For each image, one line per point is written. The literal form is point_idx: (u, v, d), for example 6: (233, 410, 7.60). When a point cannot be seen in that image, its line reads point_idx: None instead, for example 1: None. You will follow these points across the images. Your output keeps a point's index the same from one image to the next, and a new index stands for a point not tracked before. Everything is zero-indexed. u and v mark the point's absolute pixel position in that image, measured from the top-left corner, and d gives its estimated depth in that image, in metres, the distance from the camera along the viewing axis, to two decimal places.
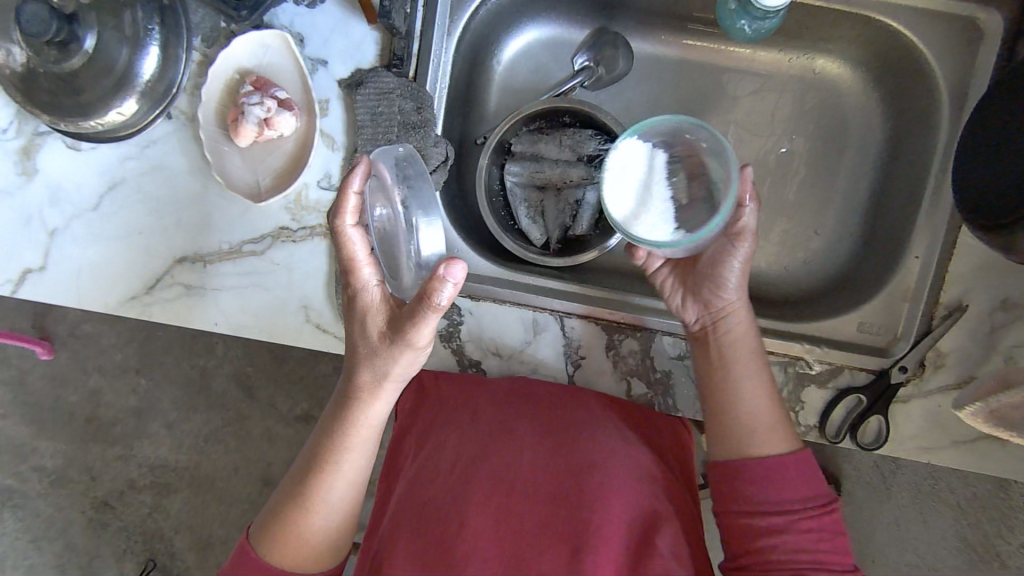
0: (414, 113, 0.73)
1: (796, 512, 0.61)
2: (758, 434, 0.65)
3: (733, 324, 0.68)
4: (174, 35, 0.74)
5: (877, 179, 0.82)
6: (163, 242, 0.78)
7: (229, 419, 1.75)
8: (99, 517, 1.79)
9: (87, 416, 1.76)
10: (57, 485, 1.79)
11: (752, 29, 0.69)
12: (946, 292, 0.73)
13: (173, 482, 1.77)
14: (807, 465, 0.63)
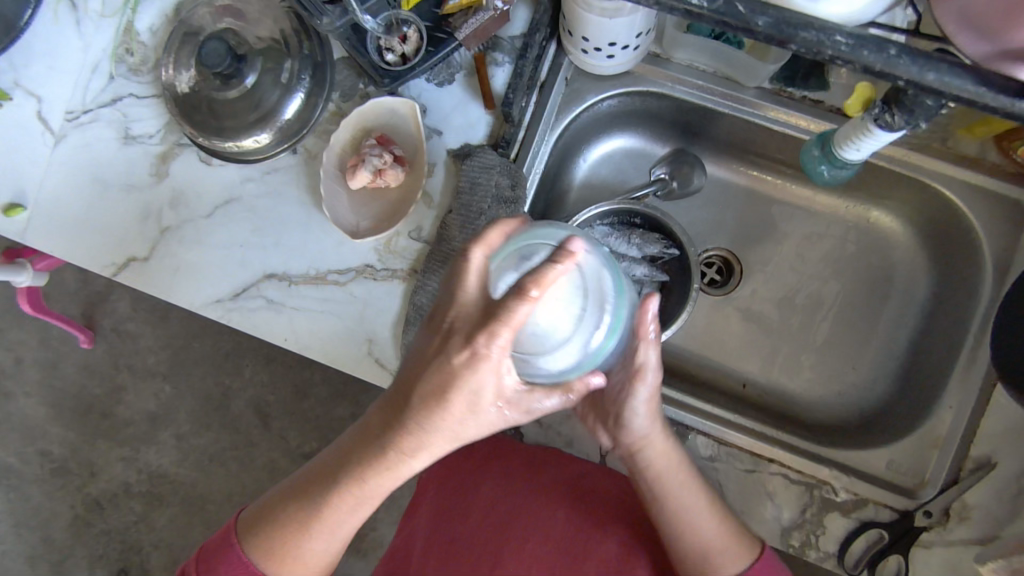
0: (508, 189, 0.81)
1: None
2: (711, 558, 0.67)
3: (646, 459, 0.70)
4: (319, 86, 0.84)
5: (916, 329, 0.87)
6: (258, 258, 0.86)
7: (237, 443, 1.76)
8: (86, 516, 1.78)
9: (104, 412, 1.80)
10: (55, 474, 1.80)
11: (830, 173, 0.79)
12: (975, 447, 0.76)
13: (167, 495, 1.77)
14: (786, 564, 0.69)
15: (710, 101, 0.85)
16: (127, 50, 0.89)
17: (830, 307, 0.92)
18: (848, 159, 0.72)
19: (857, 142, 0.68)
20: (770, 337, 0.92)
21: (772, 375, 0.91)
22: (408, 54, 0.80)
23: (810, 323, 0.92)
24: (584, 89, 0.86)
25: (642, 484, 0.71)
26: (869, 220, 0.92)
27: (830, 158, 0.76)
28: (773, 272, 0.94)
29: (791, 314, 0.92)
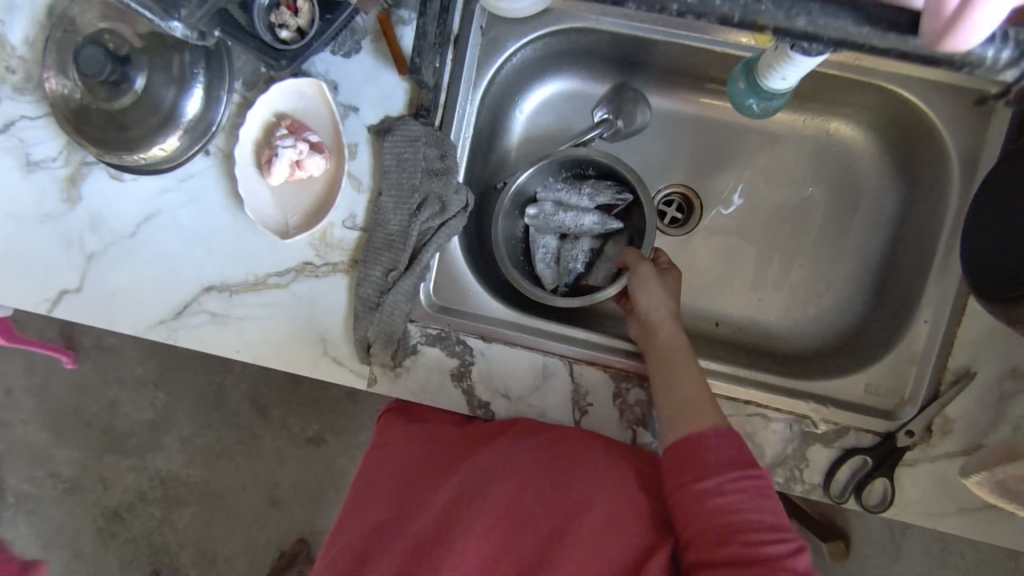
0: (437, 160, 0.76)
1: (717, 481, 0.61)
2: (686, 412, 0.67)
3: (662, 333, 0.74)
4: (217, 78, 0.77)
5: (889, 241, 0.84)
6: (194, 272, 0.82)
7: (241, 437, 1.73)
8: (108, 529, 1.75)
9: (105, 427, 1.75)
10: (71, 493, 1.76)
11: (760, 108, 0.73)
12: (954, 359, 0.73)
13: (184, 496, 1.74)
14: (729, 442, 0.64)
15: (641, 29, 0.78)
16: (8, 69, 0.82)
17: (800, 229, 0.87)
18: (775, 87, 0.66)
19: (781, 67, 0.62)
20: (740, 270, 0.88)
21: (746, 310, 0.87)
22: (302, 28, 0.73)
23: (781, 249, 0.88)
24: (504, 38, 0.79)
25: (653, 365, 0.73)
26: (830, 131, 0.86)
27: (757, 87, 0.70)
28: (736, 201, 0.89)
29: (764, 242, 0.88)
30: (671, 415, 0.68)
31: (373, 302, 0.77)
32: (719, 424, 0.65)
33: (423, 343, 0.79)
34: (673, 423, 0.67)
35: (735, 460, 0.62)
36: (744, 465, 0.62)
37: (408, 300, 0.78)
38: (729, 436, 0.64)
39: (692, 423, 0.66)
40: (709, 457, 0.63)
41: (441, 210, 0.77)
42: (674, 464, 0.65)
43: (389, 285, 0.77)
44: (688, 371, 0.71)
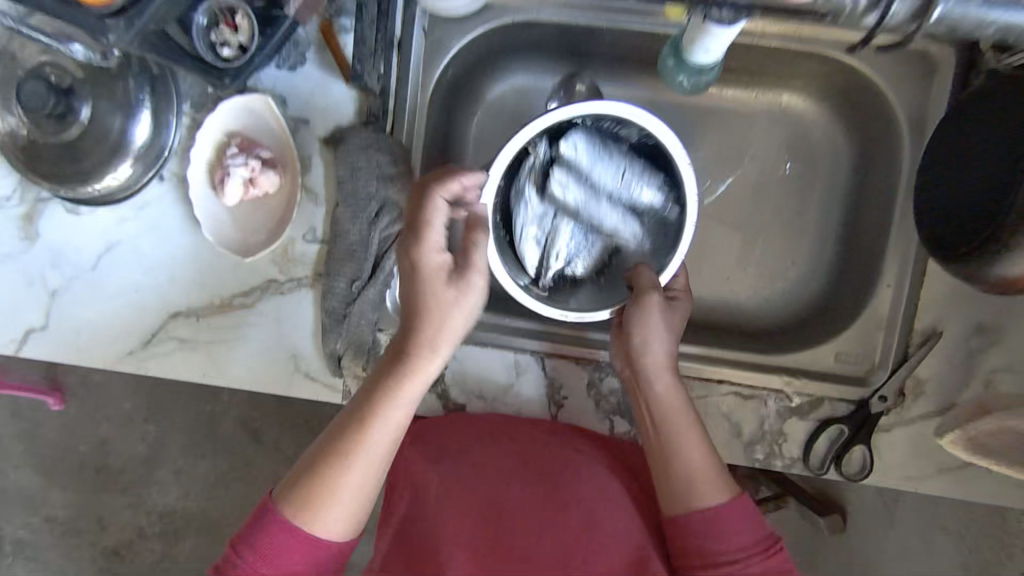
0: (390, 166, 0.76)
1: (742, 563, 0.63)
2: (699, 485, 0.66)
3: (655, 383, 0.69)
4: (164, 102, 0.78)
5: (848, 209, 0.84)
6: (158, 298, 0.81)
7: (236, 463, 1.69)
8: (110, 567, 1.72)
9: (96, 466, 1.70)
10: (68, 535, 1.72)
11: (690, 83, 0.74)
12: (919, 320, 0.74)
13: (183, 527, 1.70)
14: (747, 511, 0.65)
15: (582, 20, 0.79)
16: None
17: (763, 203, 0.87)
18: (701, 58, 0.67)
19: (702, 39, 0.64)
20: (708, 250, 0.87)
21: (715, 290, 0.87)
22: (244, 44, 0.73)
23: (747, 226, 0.87)
24: (449, 38, 0.79)
25: (642, 408, 0.70)
26: (782, 104, 0.86)
27: (685, 63, 0.71)
28: (720, 189, 0.87)
29: (729, 220, 0.87)
30: (667, 479, 0.67)
31: (340, 313, 0.77)
32: (730, 497, 0.65)
33: None
34: (666, 488, 0.67)
35: (754, 534, 0.64)
36: (769, 540, 0.64)
37: (375, 309, 0.78)
38: (741, 508, 0.65)
39: (705, 496, 0.65)
40: (732, 528, 0.64)
41: (399, 218, 0.78)
42: (687, 531, 0.65)
43: (355, 295, 0.77)
44: (692, 439, 0.67)
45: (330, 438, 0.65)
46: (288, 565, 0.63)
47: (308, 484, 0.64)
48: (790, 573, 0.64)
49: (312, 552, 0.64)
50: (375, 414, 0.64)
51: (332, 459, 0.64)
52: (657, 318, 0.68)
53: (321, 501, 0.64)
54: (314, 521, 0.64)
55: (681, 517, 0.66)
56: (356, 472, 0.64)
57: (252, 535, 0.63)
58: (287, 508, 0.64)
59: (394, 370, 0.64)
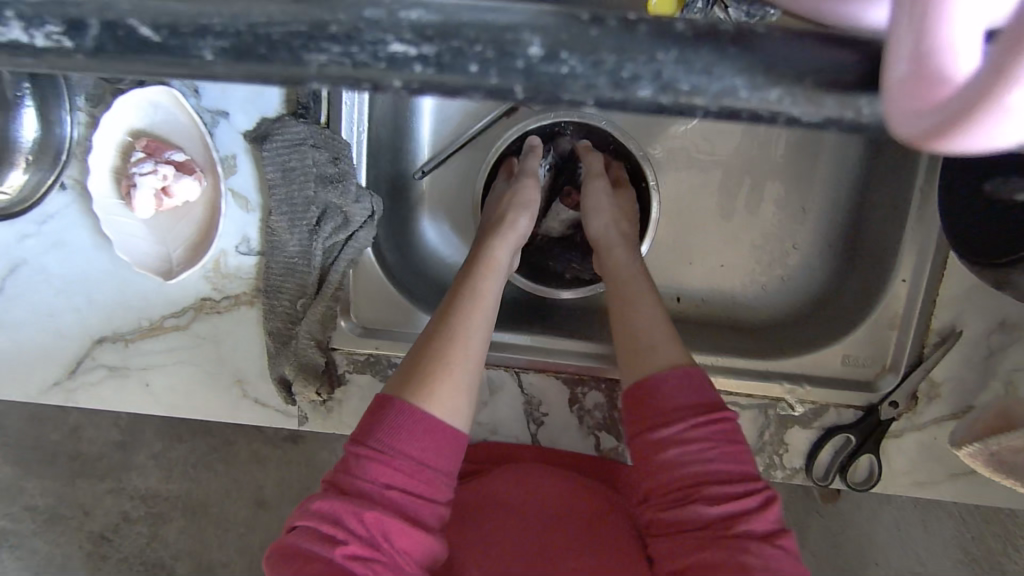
0: (330, 165, 0.65)
1: (678, 426, 0.57)
2: (643, 348, 0.62)
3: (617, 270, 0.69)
4: (53, 94, 0.65)
5: (857, 187, 0.74)
6: (78, 322, 0.71)
7: (216, 444, 1.46)
8: (97, 553, 1.47)
9: (71, 453, 1.48)
10: (51, 525, 1.47)
11: None
12: (938, 317, 0.66)
13: (167, 511, 1.46)
14: (698, 377, 0.59)
15: None
16: None
17: (759, 180, 0.77)
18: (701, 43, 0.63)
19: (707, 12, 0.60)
20: (699, 237, 0.78)
21: (705, 279, 0.79)
22: None
23: (746, 205, 0.77)
24: None
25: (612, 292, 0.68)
26: None
27: None
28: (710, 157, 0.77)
29: (722, 202, 0.78)
30: (631, 354, 0.63)
31: (284, 335, 0.68)
32: (683, 362, 0.61)
33: (351, 371, 0.71)
34: (626, 357, 0.63)
35: (699, 398, 0.58)
36: (714, 406, 0.58)
37: (324, 327, 0.69)
38: (689, 372, 0.59)
39: (647, 363, 0.61)
40: (671, 389, 0.59)
41: (345, 223, 0.66)
42: (632, 411, 0.60)
43: (301, 313, 0.68)
44: (653, 318, 0.65)
45: (431, 334, 0.63)
46: (412, 453, 0.56)
47: (424, 365, 0.60)
48: (739, 443, 0.58)
49: (436, 439, 0.57)
50: (473, 291, 0.65)
51: (447, 336, 0.62)
52: (601, 195, 0.73)
53: (437, 378, 0.59)
54: (439, 400, 0.59)
55: (638, 381, 0.60)
56: (464, 353, 0.61)
57: (375, 430, 0.57)
58: (407, 393, 0.59)
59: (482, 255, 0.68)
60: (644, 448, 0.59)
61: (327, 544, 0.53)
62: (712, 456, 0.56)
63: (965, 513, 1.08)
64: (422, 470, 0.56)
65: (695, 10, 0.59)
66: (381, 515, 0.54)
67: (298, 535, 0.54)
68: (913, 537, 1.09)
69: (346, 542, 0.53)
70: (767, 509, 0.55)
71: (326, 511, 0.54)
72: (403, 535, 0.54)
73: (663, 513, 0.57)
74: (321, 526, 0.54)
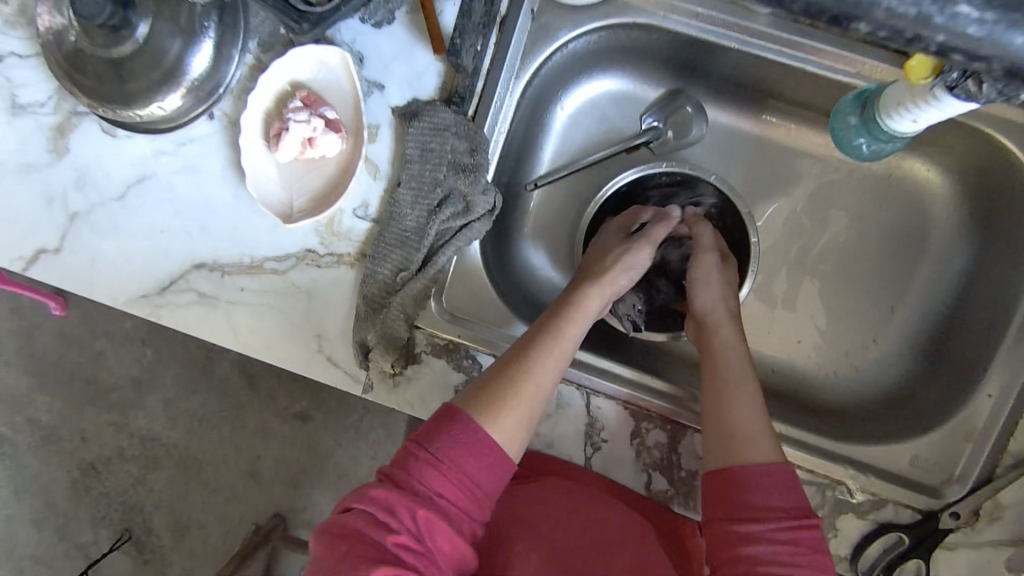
0: (466, 155, 0.68)
1: (769, 525, 0.57)
2: (743, 441, 0.62)
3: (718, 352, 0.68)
4: (230, 34, 0.69)
5: (951, 298, 0.76)
6: (184, 244, 0.74)
7: (227, 405, 1.43)
8: (83, 482, 1.45)
9: (85, 378, 1.46)
10: (48, 443, 1.46)
11: (870, 149, 0.68)
12: (1015, 441, 0.66)
13: (162, 459, 1.44)
14: (788, 476, 0.60)
15: (712, 33, 0.68)
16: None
17: (851, 269, 0.80)
18: (898, 127, 0.61)
19: (927, 106, 0.55)
20: (782, 306, 0.80)
21: (780, 351, 0.80)
22: None
23: (837, 286, 0.80)
24: (557, 25, 0.70)
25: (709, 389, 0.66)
26: (903, 169, 0.78)
27: (874, 125, 0.65)
28: (808, 232, 0.80)
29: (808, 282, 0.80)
30: (721, 439, 0.63)
31: (377, 302, 0.70)
32: (774, 459, 0.60)
33: (428, 353, 0.72)
34: (721, 448, 0.62)
35: (789, 502, 0.58)
36: (803, 512, 0.58)
37: (415, 304, 0.71)
38: (780, 469, 0.60)
39: (744, 453, 0.61)
40: (762, 485, 0.59)
41: (464, 212, 0.69)
42: (716, 498, 0.61)
43: (398, 286, 0.70)
44: (751, 415, 0.63)
45: (510, 358, 0.62)
46: (466, 468, 0.56)
47: (497, 389, 0.60)
48: (822, 552, 0.57)
49: (487, 460, 0.57)
50: (558, 331, 0.64)
51: (522, 366, 0.61)
52: (711, 270, 0.72)
53: (507, 404, 0.59)
54: (494, 420, 0.58)
55: (727, 471, 0.61)
56: (536, 387, 0.61)
57: (437, 436, 0.57)
58: (472, 410, 0.59)
59: (574, 296, 0.67)
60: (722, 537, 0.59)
61: (379, 529, 0.54)
62: (801, 561, 0.56)
63: None
64: (472, 485, 0.56)
65: (946, 81, 0.49)
66: (431, 516, 0.54)
67: (354, 515, 0.56)
68: None
69: (397, 533, 0.54)
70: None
71: (382, 498, 0.55)
72: (442, 539, 0.55)
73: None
74: (377, 511, 0.55)
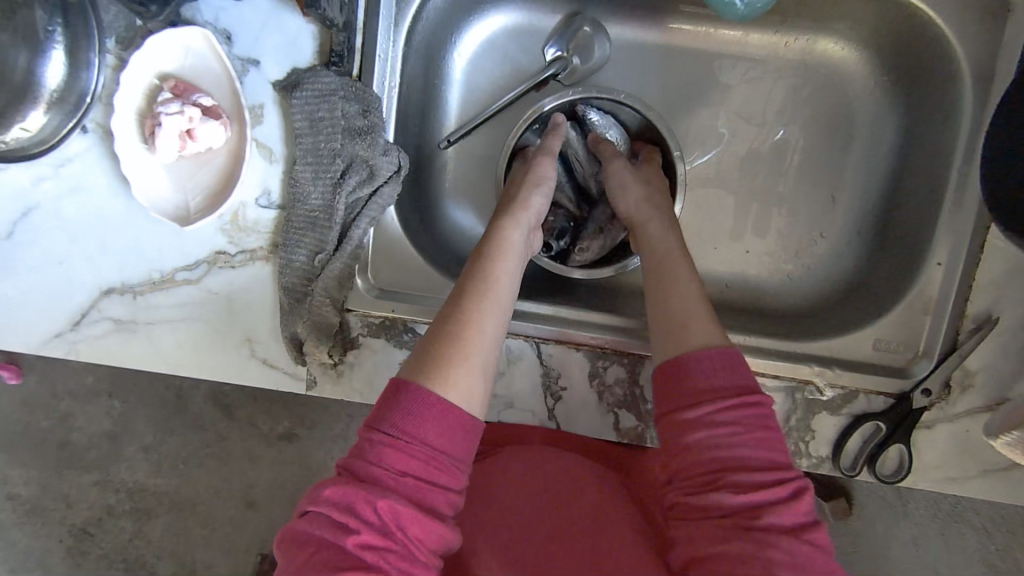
0: (359, 117, 0.65)
1: (710, 407, 0.53)
2: (690, 327, 0.58)
3: (654, 244, 0.66)
4: (82, 35, 0.64)
5: (888, 175, 0.74)
6: (88, 272, 0.69)
7: (208, 439, 1.32)
8: (76, 548, 1.31)
9: (51, 441, 1.32)
10: (33, 515, 1.31)
11: (744, 5, 0.66)
12: (973, 304, 0.64)
13: (154, 506, 1.31)
14: (736, 358, 0.55)
15: None
16: None
17: (791, 163, 0.76)
18: None
19: None
20: (725, 216, 0.76)
21: (731, 264, 0.77)
22: None
23: (783, 182, 0.76)
24: None
25: (653, 290, 0.63)
26: (818, 51, 0.75)
27: None
28: (742, 134, 0.76)
29: (749, 185, 0.76)
30: (669, 326, 0.59)
31: (299, 292, 0.66)
32: (722, 343, 0.56)
33: (365, 335, 0.68)
34: (667, 335, 0.58)
35: (734, 383, 0.54)
36: (750, 390, 0.54)
37: (341, 286, 0.67)
38: (724, 352, 0.55)
39: (686, 339, 0.57)
40: (703, 366, 0.55)
41: (370, 177, 0.66)
42: (664, 389, 0.56)
43: (318, 270, 0.66)
44: (693, 306, 0.60)
45: (447, 314, 0.58)
46: (425, 437, 0.51)
47: (440, 345, 0.55)
48: (772, 432, 0.53)
49: (449, 423, 0.52)
50: (486, 272, 0.60)
51: (461, 317, 0.57)
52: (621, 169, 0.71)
53: (454, 357, 0.55)
54: (446, 380, 0.53)
55: (676, 359, 0.56)
56: (482, 334, 0.57)
57: (388, 412, 0.52)
58: (421, 376, 0.53)
59: (494, 234, 0.64)
60: (673, 431, 0.55)
61: (338, 532, 0.48)
62: (743, 442, 0.52)
63: (990, 526, 1.02)
64: (438, 455, 0.51)
65: None
66: (395, 504, 0.48)
67: (309, 522, 0.49)
68: (931, 554, 1.03)
69: (358, 532, 0.48)
70: (797, 501, 0.50)
71: (336, 496, 0.49)
72: (412, 523, 0.49)
73: (689, 495, 0.53)
74: (334, 513, 0.49)
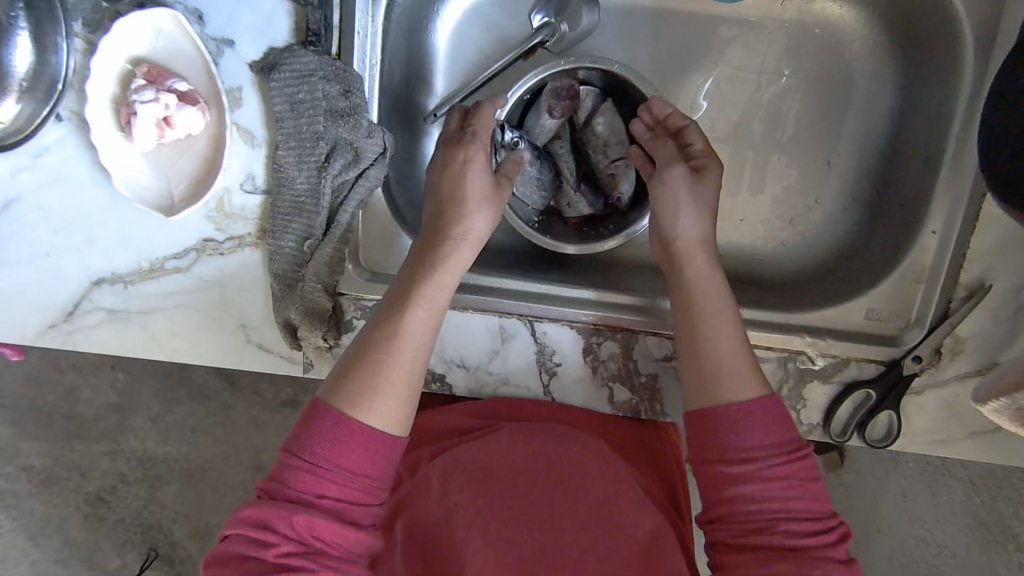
0: (340, 98, 0.63)
1: (758, 463, 0.55)
2: (726, 379, 0.58)
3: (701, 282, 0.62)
4: (48, 20, 0.62)
5: (886, 139, 0.72)
6: (76, 263, 0.68)
7: (213, 408, 1.34)
8: (93, 514, 1.35)
9: (57, 414, 1.34)
10: (47, 485, 1.34)
11: None
12: (967, 271, 0.64)
13: (165, 473, 1.34)
14: (778, 410, 0.57)
15: None
16: None
17: (786, 130, 0.74)
18: None
19: None
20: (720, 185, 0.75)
21: (726, 234, 0.76)
22: None
23: (778, 148, 0.75)
24: None
25: (688, 335, 0.61)
26: (816, 10, 0.72)
27: None
28: (737, 99, 0.74)
29: (745, 153, 0.75)
30: (701, 374, 0.59)
31: (290, 278, 0.65)
32: (762, 394, 0.57)
33: (359, 318, 0.68)
34: (699, 382, 0.59)
35: (783, 436, 0.56)
36: (796, 442, 0.56)
37: (332, 271, 0.66)
38: (768, 403, 0.57)
39: (728, 394, 0.58)
40: (747, 420, 0.56)
41: (355, 160, 0.64)
42: (701, 439, 0.58)
43: (308, 256, 0.65)
44: (729, 343, 0.59)
45: (371, 333, 0.59)
46: (342, 465, 0.53)
47: (362, 371, 0.56)
48: (817, 480, 0.56)
49: (363, 449, 0.54)
50: (417, 294, 0.59)
51: (385, 339, 0.58)
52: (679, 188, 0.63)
53: (373, 382, 0.56)
54: (362, 406, 0.55)
55: (712, 409, 0.58)
56: (404, 359, 0.57)
57: (306, 436, 0.54)
58: (338, 399, 0.56)
59: (434, 248, 0.61)
60: (716, 484, 0.57)
61: (260, 548, 0.51)
62: (796, 496, 0.54)
63: (975, 477, 1.05)
64: (358, 478, 0.54)
65: None
66: (312, 519, 0.51)
67: (231, 541, 0.52)
68: (919, 504, 1.06)
69: (278, 545, 0.51)
70: (839, 545, 0.54)
71: (257, 517, 0.52)
72: (332, 536, 0.52)
73: (735, 536, 0.55)
74: (253, 531, 0.52)
